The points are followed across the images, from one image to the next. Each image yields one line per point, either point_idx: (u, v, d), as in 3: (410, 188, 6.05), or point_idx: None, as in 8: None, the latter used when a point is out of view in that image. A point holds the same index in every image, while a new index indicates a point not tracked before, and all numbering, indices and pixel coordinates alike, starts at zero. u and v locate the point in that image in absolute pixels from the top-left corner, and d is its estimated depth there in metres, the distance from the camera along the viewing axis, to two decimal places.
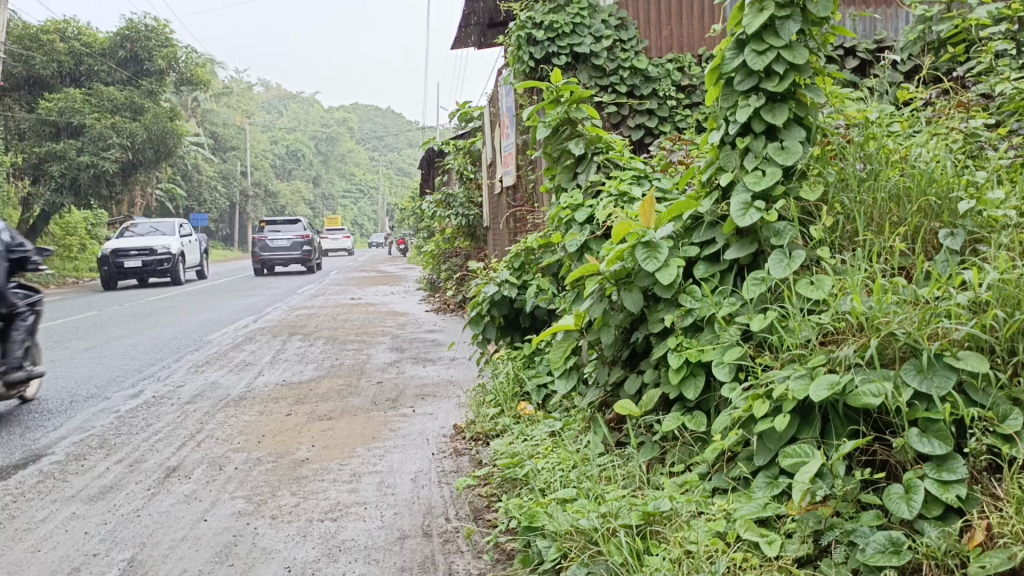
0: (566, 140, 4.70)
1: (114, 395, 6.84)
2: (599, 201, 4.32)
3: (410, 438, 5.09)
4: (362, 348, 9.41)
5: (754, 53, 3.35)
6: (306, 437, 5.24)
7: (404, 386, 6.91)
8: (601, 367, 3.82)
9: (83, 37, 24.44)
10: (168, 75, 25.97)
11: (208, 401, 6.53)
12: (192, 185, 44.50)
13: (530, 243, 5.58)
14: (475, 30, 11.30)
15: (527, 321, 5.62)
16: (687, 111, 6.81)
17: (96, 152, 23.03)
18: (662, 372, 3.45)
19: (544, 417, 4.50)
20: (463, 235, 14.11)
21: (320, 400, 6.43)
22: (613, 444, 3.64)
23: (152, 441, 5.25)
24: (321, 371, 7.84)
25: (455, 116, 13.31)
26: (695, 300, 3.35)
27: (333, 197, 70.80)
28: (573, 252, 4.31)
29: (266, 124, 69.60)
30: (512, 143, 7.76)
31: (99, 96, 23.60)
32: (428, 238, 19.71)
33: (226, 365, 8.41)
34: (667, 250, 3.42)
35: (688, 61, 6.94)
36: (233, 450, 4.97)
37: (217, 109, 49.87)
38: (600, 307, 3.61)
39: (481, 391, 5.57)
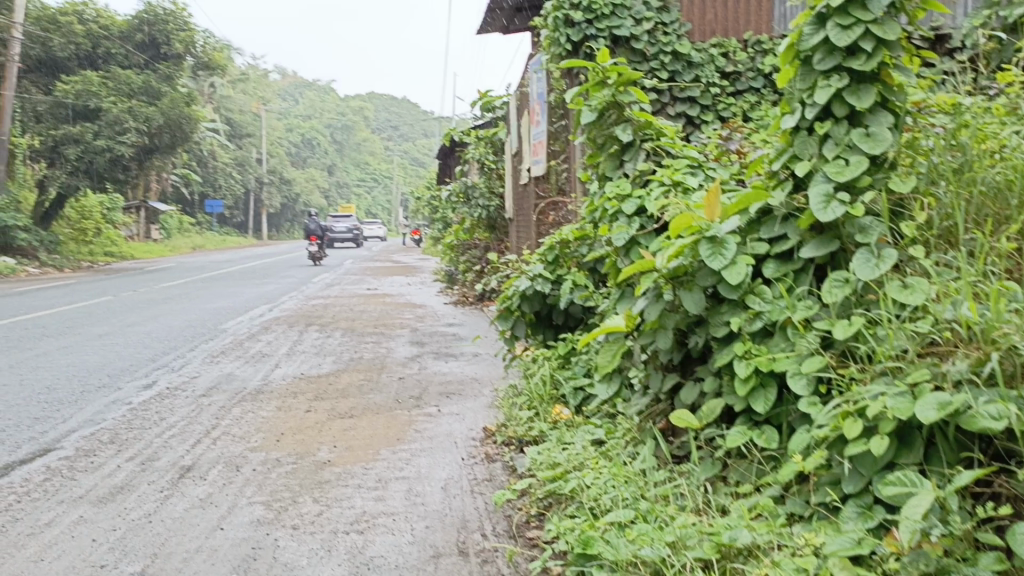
0: (613, 126, 4.36)
1: (127, 385, 6.58)
2: (649, 191, 3.99)
3: (438, 441, 4.79)
4: (381, 341, 9.13)
5: (838, 29, 3.00)
6: (327, 437, 4.94)
7: (427, 383, 6.61)
8: (654, 373, 3.48)
9: (101, 20, 24.32)
10: (186, 60, 25.57)
11: (224, 394, 6.25)
12: (209, 171, 44.69)
13: (565, 235, 5.27)
14: (503, 14, 11.00)
15: (561, 318, 5.31)
16: (731, 99, 6.49)
17: (113, 136, 22.77)
18: (724, 381, 3.13)
19: (583, 423, 4.21)
20: (483, 226, 13.83)
21: (340, 396, 6.14)
22: (668, 458, 3.33)
23: (165, 436, 4.97)
24: (341, 365, 7.56)
25: (477, 104, 13.05)
26: (765, 302, 3.01)
27: (348, 186, 70.82)
28: (620, 247, 4.00)
29: (282, 111, 69.40)
30: (541, 131, 7.45)
31: (116, 79, 23.38)
32: (444, 229, 19.48)
33: (242, 356, 8.14)
34: (734, 246, 3.07)
35: (733, 45, 6.60)
36: (250, 449, 4.68)
37: (234, 96, 49.78)
38: (656, 308, 3.28)
39: (512, 392, 5.28)
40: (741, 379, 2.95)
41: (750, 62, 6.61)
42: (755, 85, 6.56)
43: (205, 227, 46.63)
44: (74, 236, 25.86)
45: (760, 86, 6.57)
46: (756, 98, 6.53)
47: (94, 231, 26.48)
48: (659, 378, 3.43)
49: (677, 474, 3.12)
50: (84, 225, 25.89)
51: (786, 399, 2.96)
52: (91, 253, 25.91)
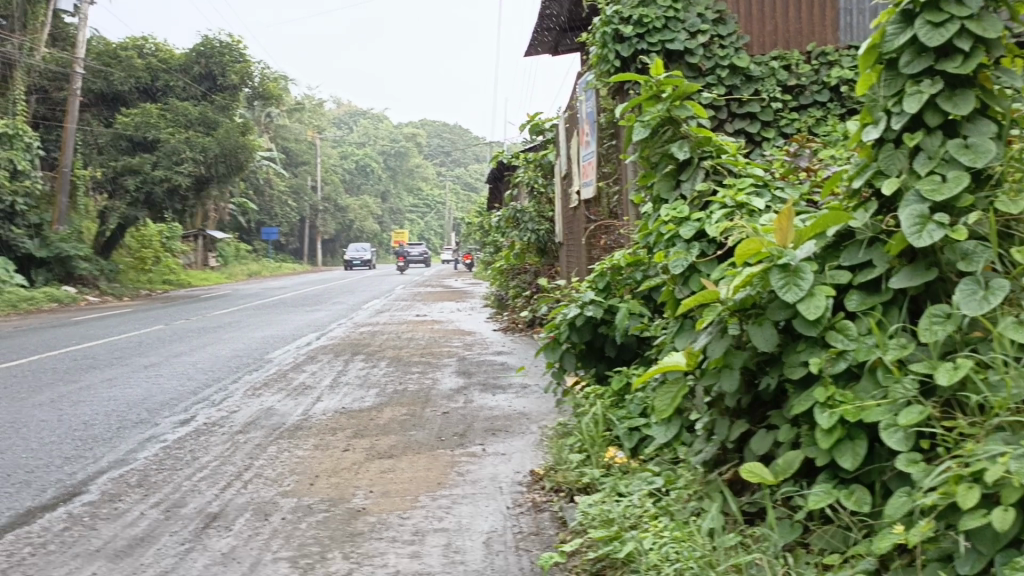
0: (668, 143, 4.00)
1: (165, 421, 6.38)
2: (710, 214, 3.61)
3: (481, 486, 4.45)
4: (427, 371, 8.84)
5: (927, 26, 2.61)
6: (363, 481, 4.63)
7: (472, 419, 6.27)
8: (719, 418, 3.08)
9: (160, 54, 25.04)
10: (242, 91, 25.87)
11: (261, 431, 6.00)
12: (264, 199, 45.48)
13: (617, 260, 4.91)
14: (552, 34, 10.75)
15: (614, 350, 4.92)
16: (794, 114, 6.06)
17: (170, 166, 23.02)
18: (803, 431, 2.72)
19: (640, 470, 3.82)
20: (532, 250, 13.52)
21: (380, 433, 5.84)
22: (738, 516, 2.93)
23: (196, 479, 4.73)
24: (384, 398, 7.27)
25: (525, 127, 12.83)
26: (849, 340, 2.60)
27: (401, 212, 71.66)
28: (678, 274, 3.63)
29: (336, 140, 70.73)
30: (592, 152, 7.13)
31: (174, 111, 23.84)
32: (494, 253, 19.30)
33: (285, 388, 7.92)
34: (811, 275, 2.68)
35: (795, 58, 6.17)
36: (281, 494, 4.41)
37: (290, 124, 50.58)
38: (721, 346, 2.90)
39: (561, 431, 4.90)
40: (823, 430, 2.54)
41: (814, 74, 6.18)
42: (821, 99, 6.13)
43: (261, 254, 47.39)
44: (134, 265, 26.43)
45: (826, 100, 6.15)
46: (823, 113, 6.11)
47: (153, 259, 27.08)
48: (725, 425, 3.03)
49: (750, 539, 2.72)
50: (144, 254, 26.44)
51: (876, 454, 2.55)
52: (150, 281, 26.44)
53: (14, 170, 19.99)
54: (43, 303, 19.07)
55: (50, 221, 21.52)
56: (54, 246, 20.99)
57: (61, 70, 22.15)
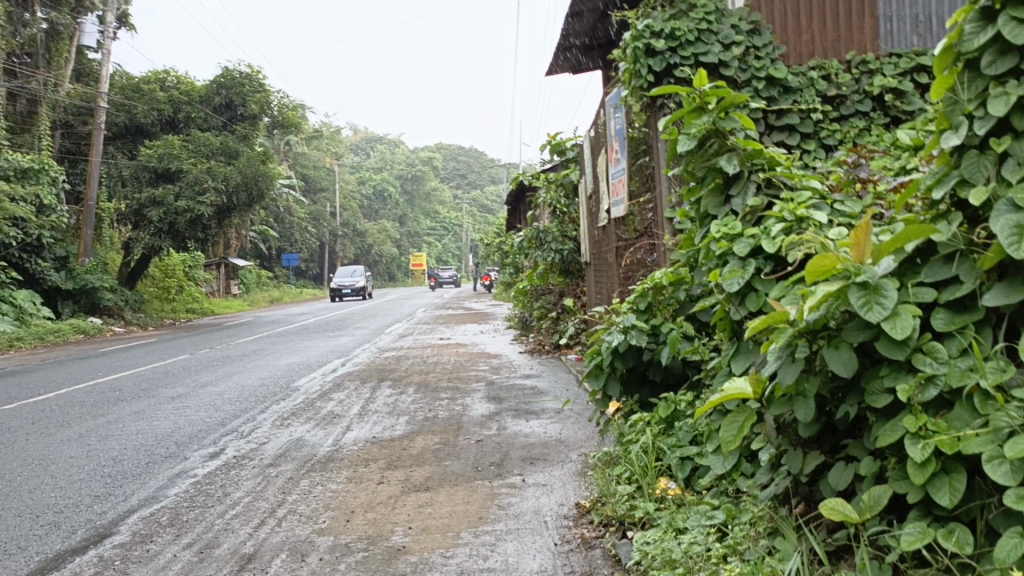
0: (715, 156, 3.81)
1: (194, 455, 6.24)
2: (767, 229, 3.43)
3: (525, 520, 4.24)
4: (456, 397, 8.64)
5: (1012, 22, 2.40)
6: (401, 516, 4.43)
7: (507, 447, 6.05)
8: (791, 450, 2.87)
9: (181, 86, 25.30)
10: (261, 120, 26.01)
11: (292, 464, 5.82)
12: (285, 226, 45.85)
13: (658, 280, 4.72)
14: (574, 53, 10.67)
15: (658, 374, 4.73)
16: (835, 125, 5.85)
17: (193, 197, 23.08)
18: (890, 463, 2.51)
19: (699, 504, 3.62)
20: (556, 271, 13.35)
21: (415, 463, 5.65)
22: (818, 556, 2.72)
23: (228, 517, 4.56)
24: (415, 426, 7.07)
25: (546, 147, 12.81)
26: (939, 364, 2.39)
27: (419, 235, 71.89)
28: (734, 295, 3.43)
29: (354, 167, 71.32)
30: (624, 169, 6.97)
31: (196, 142, 24.02)
32: (515, 274, 19.16)
33: (314, 417, 7.76)
34: (894, 292, 2.47)
35: (834, 67, 6.00)
36: (317, 532, 4.21)
37: (308, 151, 50.79)
38: (794, 372, 2.68)
39: (606, 460, 4.70)
40: (916, 463, 2.33)
41: (855, 83, 6.01)
42: (863, 108, 5.92)
43: (283, 281, 47.60)
44: (158, 294, 26.56)
45: (868, 110, 5.94)
46: (866, 123, 5.89)
47: (177, 289, 27.18)
48: (798, 457, 2.81)
49: None
50: (167, 283, 26.60)
51: (976, 489, 2.33)
52: (175, 310, 26.50)
53: (40, 204, 20.16)
54: (69, 334, 19.11)
55: (76, 253, 21.59)
56: (80, 278, 21.04)
57: (85, 104, 22.40)
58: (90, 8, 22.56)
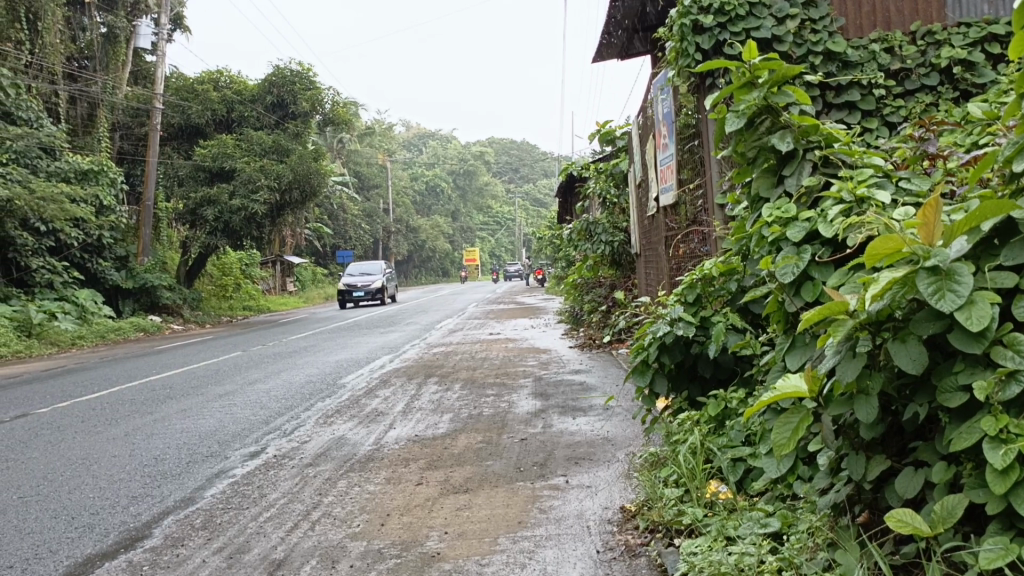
0: (766, 135, 3.52)
1: (235, 454, 6.17)
2: (825, 211, 3.14)
3: (567, 525, 4.01)
4: (503, 393, 8.46)
5: None
6: (437, 520, 4.25)
7: (552, 446, 5.82)
8: (853, 454, 2.58)
9: (234, 86, 25.61)
10: (313, 118, 26.16)
11: (332, 463, 5.70)
12: (340, 224, 46.39)
13: (707, 270, 4.44)
14: (622, 37, 10.34)
15: (708, 370, 4.45)
16: (899, 101, 5.48)
17: (247, 195, 23.35)
18: (965, 470, 2.20)
19: (751, 510, 3.35)
20: (607, 264, 13.06)
21: (456, 463, 5.47)
22: (881, 571, 2.43)
23: (261, 520, 4.44)
24: (458, 424, 6.90)
25: (595, 136, 12.52)
26: (1022, 358, 2.06)
27: (472, 230, 72.04)
28: (788, 283, 3.16)
29: (406, 163, 71.78)
30: (671, 155, 6.66)
31: (249, 141, 24.28)
32: (566, 268, 18.91)
33: (358, 415, 7.65)
34: (969, 278, 2.16)
35: (898, 39, 5.62)
36: (351, 536, 4.07)
37: (361, 148, 51.05)
38: (854, 369, 2.39)
39: (652, 461, 4.43)
40: (996, 471, 2.02)
41: (920, 56, 5.63)
42: (929, 83, 5.55)
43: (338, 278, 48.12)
44: (216, 292, 27.04)
45: (935, 84, 5.57)
46: (932, 98, 5.52)
47: (234, 286, 27.64)
48: (861, 463, 2.51)
49: None
50: (225, 282, 27.06)
51: None
52: (231, 308, 26.92)
53: (100, 205, 20.63)
54: (129, 333, 19.51)
55: (136, 253, 22.07)
56: (140, 277, 21.47)
57: (142, 105, 22.82)
58: (144, 11, 22.94)
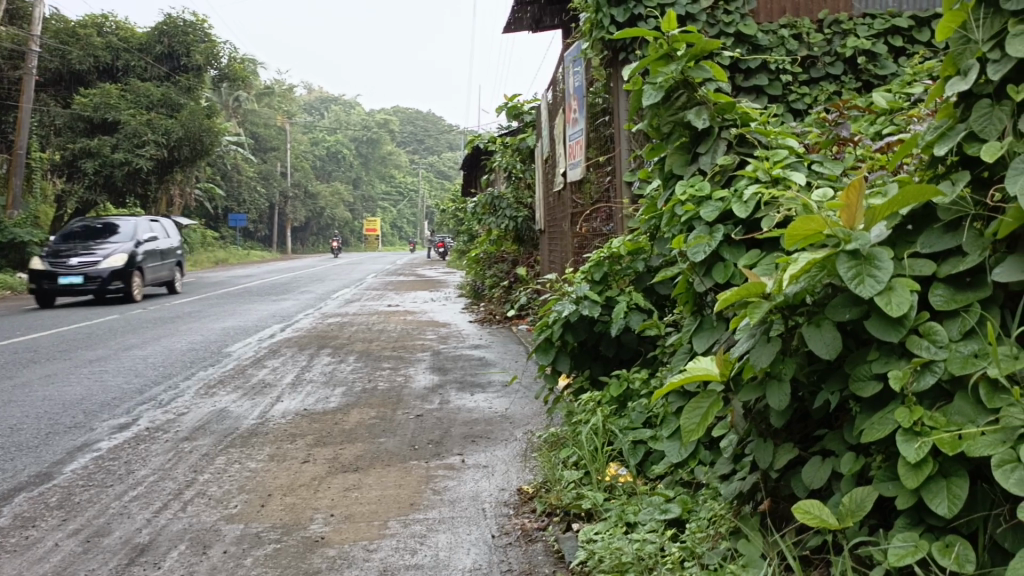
0: (682, 110, 3.38)
1: (102, 425, 5.69)
2: (739, 190, 3.03)
3: (461, 508, 3.84)
4: (399, 367, 8.20)
5: None
6: (323, 501, 4.00)
7: (448, 424, 5.63)
8: (760, 442, 2.49)
9: (121, 33, 23.92)
10: (207, 72, 24.83)
11: (210, 438, 5.32)
12: (233, 186, 44.51)
13: (614, 248, 4.33)
14: (532, 8, 10.16)
15: (612, 349, 4.34)
16: (804, 88, 5.50)
17: (131, 149, 22.04)
18: (874, 462, 2.14)
19: (651, 495, 3.26)
20: (509, 239, 12.92)
21: (346, 440, 5.20)
22: (783, 563, 2.36)
23: (127, 499, 4.08)
24: (351, 398, 6.61)
25: (502, 109, 12.32)
26: (938, 348, 2.00)
27: (373, 199, 70.67)
28: (699, 264, 3.05)
29: (307, 126, 69.59)
30: (581, 130, 6.52)
31: (136, 92, 22.78)
32: (469, 242, 18.71)
33: (243, 386, 7.24)
34: (890, 263, 2.08)
35: (805, 26, 5.63)
36: (225, 519, 3.77)
37: (258, 108, 48.97)
38: (769, 353, 2.28)
39: (552, 442, 4.30)
40: (909, 465, 1.96)
41: (827, 44, 5.65)
42: (834, 72, 5.58)
43: (230, 241, 46.26)
44: None
45: (839, 73, 5.61)
46: (836, 87, 5.56)
47: None
48: (768, 451, 2.43)
49: None
50: None
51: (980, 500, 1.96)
52: None
53: None
54: None
55: (4, 205, 20.39)
56: (7, 231, 19.88)
57: (14, 46, 21.00)
58: None
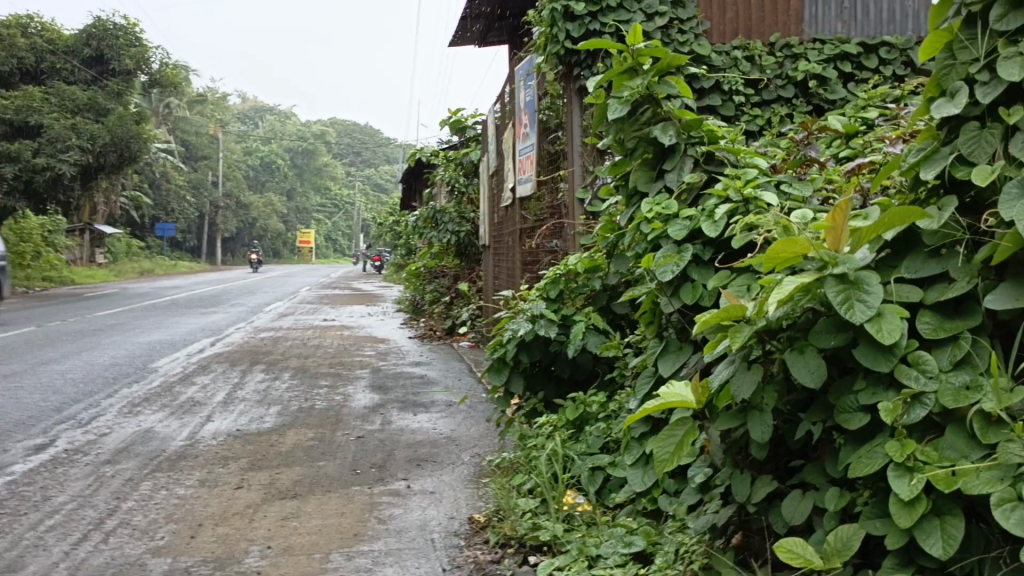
0: (646, 126, 3.27)
1: (14, 447, 5.26)
2: (708, 209, 2.92)
3: (408, 538, 3.62)
4: (337, 385, 7.90)
5: None
6: (259, 532, 3.73)
7: (391, 446, 5.39)
8: (736, 473, 2.37)
9: (46, 34, 22.92)
10: (137, 78, 23.94)
11: (135, 462, 4.97)
12: (161, 194, 43.04)
13: (570, 266, 4.20)
14: (480, 22, 10.04)
15: (566, 370, 4.21)
16: (757, 110, 5.52)
17: (54, 154, 21.14)
18: (862, 497, 2.04)
19: (612, 526, 3.12)
20: (451, 254, 12.72)
21: (283, 464, 4.91)
22: None
23: (41, 530, 3.73)
24: (287, 418, 6.30)
25: (446, 124, 12.16)
26: (928, 379, 1.91)
27: (307, 211, 69.43)
28: (667, 285, 2.93)
29: (241, 136, 68.11)
30: (531, 146, 6.42)
31: (60, 95, 21.81)
32: (408, 256, 18.42)
33: (170, 405, 6.84)
34: (877, 288, 1.98)
35: (758, 48, 5.66)
36: (151, 552, 3.47)
37: (190, 116, 47.74)
38: (750, 381, 2.17)
39: (504, 468, 4.13)
40: (900, 503, 1.86)
41: (778, 67, 5.68)
42: (786, 94, 5.61)
43: (157, 251, 44.70)
44: None
45: (791, 96, 5.64)
46: (788, 110, 5.59)
47: None
48: (745, 484, 2.31)
49: None
50: None
51: (974, 538, 1.86)
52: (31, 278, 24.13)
53: None
54: None
55: None
56: None
57: None
58: None
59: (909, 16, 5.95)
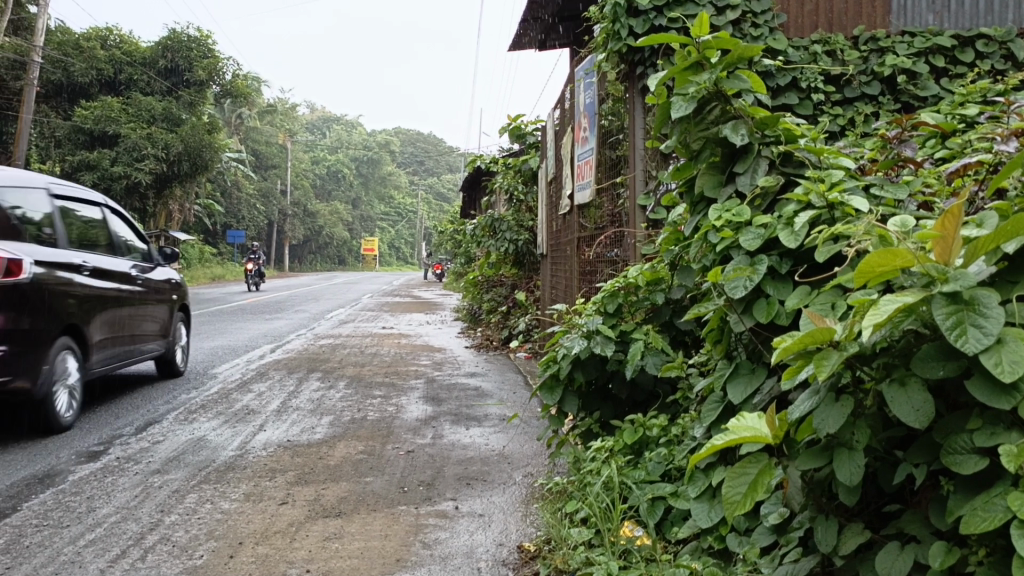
0: (715, 125, 2.98)
1: (67, 454, 5.22)
2: (787, 215, 2.61)
3: (453, 566, 3.39)
4: (391, 395, 7.76)
5: None
6: (299, 553, 3.54)
7: (441, 462, 5.17)
8: (820, 518, 2.08)
9: (124, 46, 23.64)
10: (209, 88, 24.46)
11: (184, 472, 4.87)
12: (231, 202, 44.03)
13: (630, 277, 3.92)
14: (541, 25, 9.80)
15: (624, 390, 3.93)
16: (838, 109, 5.17)
17: (131, 162, 21.74)
18: (975, 554, 1.72)
19: (673, 566, 2.82)
20: (509, 263, 12.51)
21: (329, 479, 4.75)
22: None
23: (81, 545, 3.63)
24: (339, 430, 6.15)
25: (505, 131, 11.99)
26: None
27: (372, 219, 70.30)
28: (738, 300, 2.64)
29: (309, 145, 69.49)
30: (591, 151, 6.17)
31: (137, 106, 22.48)
32: (468, 264, 18.27)
33: (225, 412, 6.78)
34: (996, 310, 1.67)
35: (840, 42, 5.30)
36: (187, 572, 3.32)
37: (260, 126, 48.96)
38: (838, 415, 1.88)
39: (557, 493, 3.87)
40: None
41: (862, 62, 5.32)
42: (870, 92, 5.25)
43: (227, 258, 45.75)
44: None
45: (876, 93, 5.27)
46: (872, 109, 5.23)
47: None
48: (831, 531, 2.02)
49: None
50: None
51: None
52: None
53: None
54: None
55: None
56: None
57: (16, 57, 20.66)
58: None
59: (1010, 6, 5.48)
